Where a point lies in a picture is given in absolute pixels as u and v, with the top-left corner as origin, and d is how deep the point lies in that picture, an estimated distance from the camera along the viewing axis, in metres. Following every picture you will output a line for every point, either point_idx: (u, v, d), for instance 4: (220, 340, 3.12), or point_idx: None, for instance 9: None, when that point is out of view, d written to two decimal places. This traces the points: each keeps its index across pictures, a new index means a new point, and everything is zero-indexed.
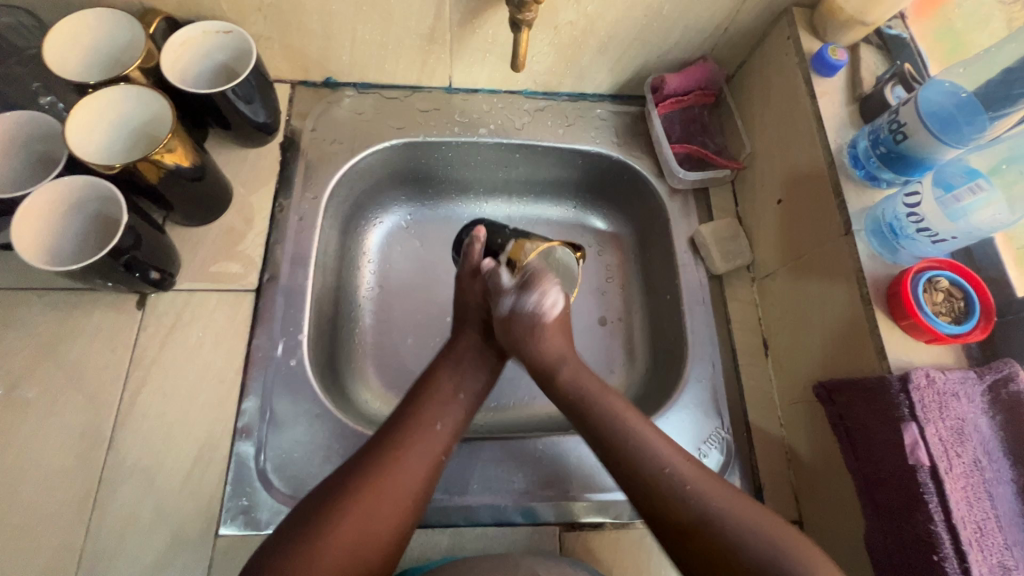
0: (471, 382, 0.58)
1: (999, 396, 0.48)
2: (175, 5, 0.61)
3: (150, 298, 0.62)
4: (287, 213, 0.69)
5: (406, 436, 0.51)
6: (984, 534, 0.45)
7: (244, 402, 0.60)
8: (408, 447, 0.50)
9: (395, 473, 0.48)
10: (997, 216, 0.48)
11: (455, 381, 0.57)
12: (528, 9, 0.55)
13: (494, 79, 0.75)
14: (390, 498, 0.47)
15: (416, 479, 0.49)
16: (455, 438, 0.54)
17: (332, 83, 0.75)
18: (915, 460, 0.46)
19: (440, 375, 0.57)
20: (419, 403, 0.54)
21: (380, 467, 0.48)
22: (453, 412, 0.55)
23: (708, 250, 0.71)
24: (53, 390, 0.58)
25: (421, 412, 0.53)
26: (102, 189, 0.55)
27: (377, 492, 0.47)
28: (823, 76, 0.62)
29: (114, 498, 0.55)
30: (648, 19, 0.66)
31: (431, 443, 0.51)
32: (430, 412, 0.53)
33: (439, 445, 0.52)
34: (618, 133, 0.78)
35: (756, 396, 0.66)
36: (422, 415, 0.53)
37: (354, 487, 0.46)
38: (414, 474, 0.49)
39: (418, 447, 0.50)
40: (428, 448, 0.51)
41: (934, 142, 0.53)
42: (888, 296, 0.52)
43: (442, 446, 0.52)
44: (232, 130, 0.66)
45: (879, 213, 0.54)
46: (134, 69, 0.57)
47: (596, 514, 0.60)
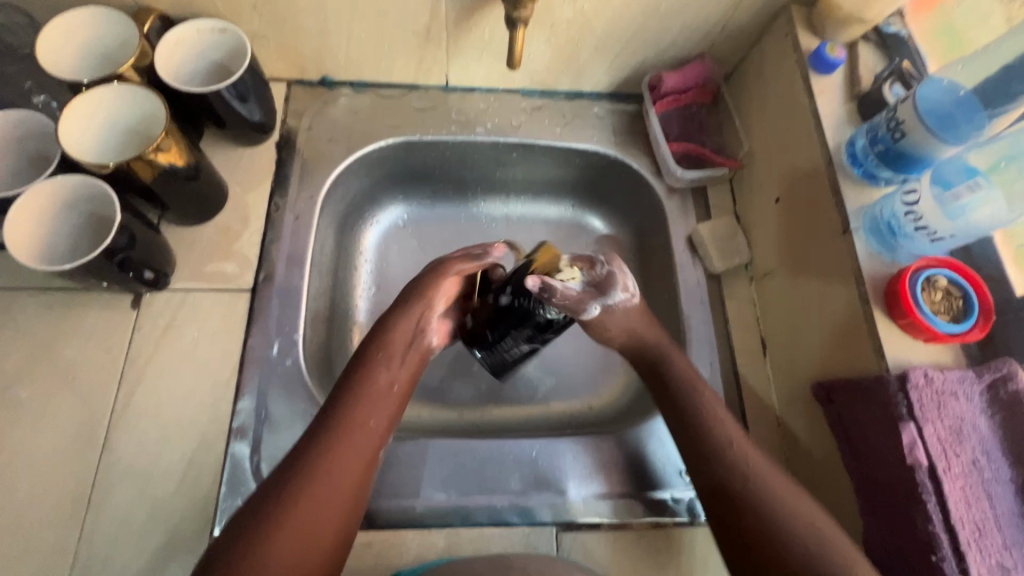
0: (402, 372, 0.56)
1: (999, 395, 0.48)
2: (169, 3, 0.60)
3: (145, 298, 0.62)
4: (283, 213, 0.68)
5: (336, 438, 0.49)
6: (983, 535, 0.44)
7: (238, 403, 0.60)
8: (340, 451, 0.48)
9: (328, 480, 0.47)
10: (994, 215, 0.49)
11: (387, 371, 0.55)
12: (523, 7, 0.55)
13: (491, 77, 0.75)
14: (326, 507, 0.46)
15: (350, 482, 0.48)
16: (387, 433, 0.53)
17: (328, 82, 0.75)
18: (912, 459, 0.46)
19: (373, 367, 0.55)
20: (349, 399, 0.52)
21: (313, 475, 0.46)
22: (385, 407, 0.53)
23: (706, 249, 0.71)
24: (47, 390, 0.58)
25: (353, 412, 0.51)
26: (95, 189, 0.55)
27: (314, 498, 0.46)
28: (822, 74, 0.62)
29: (108, 499, 0.55)
30: (644, 17, 0.66)
31: (363, 444, 0.50)
32: (362, 410, 0.51)
33: (372, 444, 0.51)
34: (616, 131, 0.77)
35: (755, 397, 0.66)
36: (354, 415, 0.51)
37: (288, 500, 0.45)
38: (350, 476, 0.48)
39: (345, 452, 0.49)
40: (360, 449, 0.50)
41: (933, 140, 0.52)
42: (886, 295, 0.52)
43: (374, 444, 0.51)
44: (227, 129, 0.66)
45: (877, 212, 0.54)
46: (128, 68, 0.56)
47: (594, 514, 0.60)
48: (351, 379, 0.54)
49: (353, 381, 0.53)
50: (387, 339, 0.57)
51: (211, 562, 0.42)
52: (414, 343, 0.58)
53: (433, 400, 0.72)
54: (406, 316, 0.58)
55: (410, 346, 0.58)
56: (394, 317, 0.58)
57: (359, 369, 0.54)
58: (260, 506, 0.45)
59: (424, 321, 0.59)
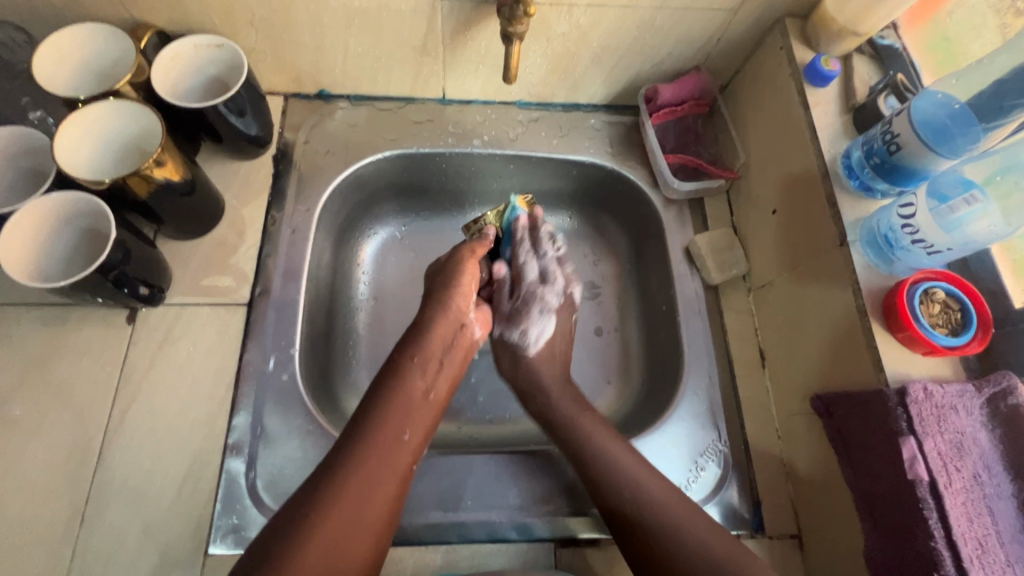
0: (440, 380, 0.58)
1: (998, 409, 0.47)
2: (166, 19, 0.60)
3: (141, 313, 0.62)
4: (280, 226, 0.68)
5: (372, 447, 0.49)
6: (986, 551, 0.44)
7: (234, 419, 0.59)
8: (376, 459, 0.49)
9: (364, 489, 0.47)
10: (992, 227, 0.48)
11: (422, 378, 0.56)
12: (519, 22, 0.55)
13: (488, 90, 0.75)
14: (361, 515, 0.46)
15: (385, 492, 0.48)
16: (422, 443, 0.54)
17: (325, 95, 0.75)
18: (913, 474, 0.46)
19: (410, 371, 0.56)
20: (385, 407, 0.52)
21: (348, 485, 0.47)
22: (422, 414, 0.54)
23: (703, 261, 0.71)
24: (41, 407, 0.57)
25: (390, 418, 0.52)
26: (90, 205, 0.54)
27: (353, 505, 0.46)
28: (817, 87, 0.62)
29: (101, 518, 0.54)
30: (640, 31, 0.66)
31: (397, 454, 0.50)
32: (397, 419, 0.52)
33: (406, 453, 0.51)
34: (612, 143, 0.77)
35: (754, 409, 0.65)
36: (391, 423, 0.51)
37: (320, 511, 0.45)
38: (388, 482, 0.49)
39: (384, 459, 0.49)
40: (395, 458, 0.50)
41: (928, 153, 0.52)
42: (884, 308, 0.52)
43: (409, 454, 0.51)
44: (224, 143, 0.66)
45: (873, 224, 0.54)
46: (125, 84, 0.57)
47: (593, 529, 0.59)
48: (386, 385, 0.54)
49: (390, 387, 0.54)
50: (424, 345, 0.58)
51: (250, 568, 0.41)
52: (451, 350, 0.60)
53: None
54: (445, 320, 0.60)
55: (447, 351, 0.60)
56: (433, 321, 0.60)
57: (396, 374, 0.55)
58: (289, 517, 0.44)
59: (462, 324, 0.62)
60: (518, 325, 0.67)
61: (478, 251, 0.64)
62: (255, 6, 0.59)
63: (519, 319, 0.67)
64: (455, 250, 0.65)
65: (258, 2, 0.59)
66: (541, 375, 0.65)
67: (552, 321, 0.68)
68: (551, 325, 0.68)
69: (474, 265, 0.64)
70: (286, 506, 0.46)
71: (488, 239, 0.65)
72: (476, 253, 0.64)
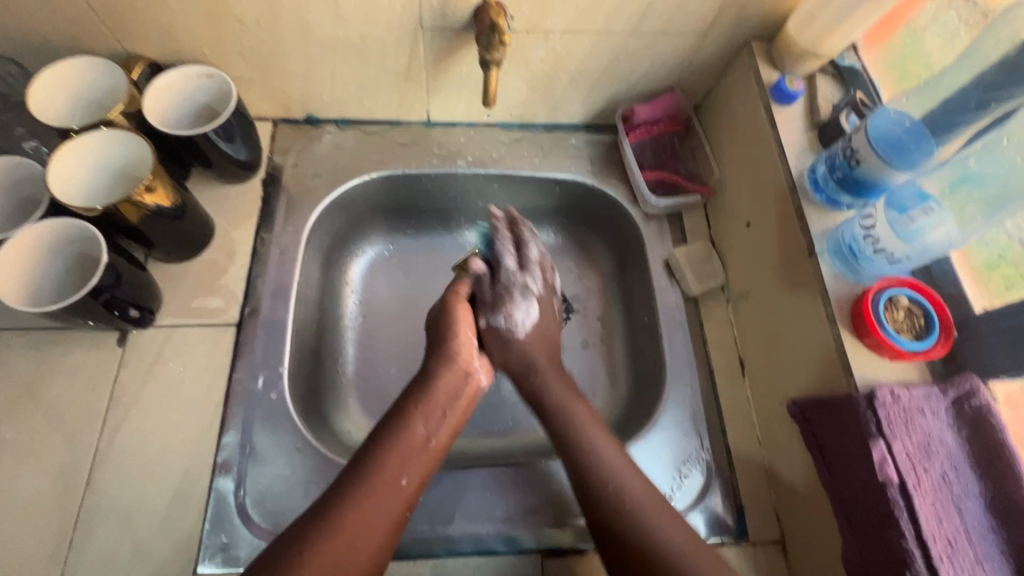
0: (442, 429, 0.57)
1: (963, 410, 0.49)
2: (158, 50, 0.63)
3: (132, 334, 0.63)
4: (269, 247, 0.70)
5: (367, 492, 0.50)
6: (955, 549, 0.45)
7: (224, 437, 0.60)
8: (370, 505, 0.49)
9: (354, 536, 0.47)
10: (948, 235, 0.51)
11: (423, 425, 0.56)
12: (496, 49, 0.58)
13: (471, 112, 0.77)
14: (347, 561, 0.46)
15: (375, 540, 0.48)
16: (420, 491, 0.53)
17: (313, 120, 0.77)
18: (884, 476, 0.47)
19: (413, 418, 0.56)
20: (383, 452, 0.53)
21: (334, 530, 0.47)
22: (421, 464, 0.54)
23: (682, 273, 0.73)
24: (31, 430, 0.58)
25: (386, 463, 0.52)
26: (82, 230, 0.56)
27: (340, 551, 0.46)
28: (782, 105, 0.65)
29: (91, 539, 0.55)
30: (615, 54, 0.69)
31: (392, 499, 0.51)
32: (395, 465, 0.52)
33: (402, 502, 0.51)
34: (593, 160, 0.80)
35: (735, 417, 0.67)
36: (386, 470, 0.51)
37: (309, 550, 0.45)
38: (376, 530, 0.49)
39: (376, 505, 0.50)
40: (390, 506, 0.50)
41: (886, 167, 0.55)
42: (852, 315, 0.54)
43: (405, 502, 0.51)
44: (214, 168, 0.68)
45: (839, 235, 0.57)
46: (117, 113, 0.59)
47: (579, 539, 0.60)
48: (388, 429, 0.55)
49: (391, 432, 0.54)
50: (426, 393, 0.58)
51: None
52: (455, 400, 0.59)
53: None
54: (450, 370, 0.60)
55: (452, 403, 0.59)
56: (439, 372, 0.60)
57: (398, 419, 0.56)
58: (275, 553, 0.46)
59: (466, 374, 0.61)
60: (501, 310, 0.65)
61: (463, 292, 0.66)
62: (243, 37, 0.62)
63: (502, 304, 0.65)
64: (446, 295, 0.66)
65: (246, 34, 0.61)
66: (532, 353, 0.65)
67: (536, 306, 0.67)
68: (534, 310, 0.67)
69: (467, 310, 0.65)
70: (279, 539, 0.47)
71: (472, 272, 0.67)
72: (463, 296, 0.66)
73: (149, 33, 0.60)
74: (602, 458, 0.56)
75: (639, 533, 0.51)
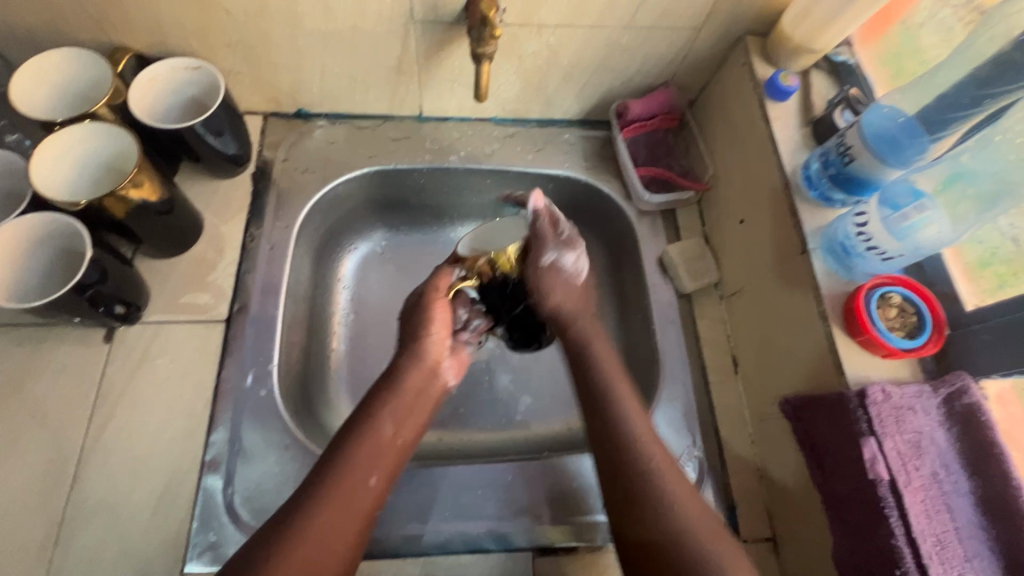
0: (409, 425, 0.56)
1: (954, 408, 0.49)
2: (145, 42, 0.62)
3: (118, 331, 0.62)
4: (258, 243, 0.69)
5: (336, 493, 0.48)
6: (945, 548, 0.45)
7: (212, 434, 0.60)
8: (340, 505, 0.48)
9: (325, 536, 0.46)
10: (941, 233, 0.51)
11: (392, 425, 0.54)
12: (488, 43, 0.57)
13: (463, 107, 0.77)
14: (315, 568, 0.45)
15: (347, 540, 0.47)
16: (387, 489, 0.52)
17: (304, 114, 0.76)
18: (874, 474, 0.47)
19: (381, 413, 0.55)
20: (350, 451, 0.51)
21: (302, 536, 0.45)
22: (387, 461, 0.52)
23: (676, 270, 0.73)
24: (16, 428, 0.57)
25: (351, 463, 0.50)
26: (67, 225, 0.55)
27: (306, 558, 0.45)
28: (777, 101, 0.65)
29: (76, 538, 0.54)
30: (609, 49, 0.68)
31: (360, 499, 0.49)
32: (362, 464, 0.50)
33: (370, 501, 0.50)
34: (587, 156, 0.79)
35: (728, 414, 0.67)
36: (351, 470, 0.50)
37: (281, 552, 0.44)
38: (344, 534, 0.47)
39: (342, 507, 0.48)
40: (358, 507, 0.49)
41: (879, 164, 0.54)
42: (844, 313, 0.54)
43: (373, 501, 0.50)
44: (202, 162, 0.67)
45: (832, 233, 0.56)
46: (102, 107, 0.58)
47: (570, 538, 0.60)
48: (355, 427, 0.53)
49: (360, 431, 0.52)
50: (396, 389, 0.57)
51: None
52: (423, 397, 0.58)
53: None
54: (417, 367, 0.59)
55: (419, 398, 0.58)
56: (406, 367, 0.58)
57: (364, 417, 0.54)
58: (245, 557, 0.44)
59: (435, 371, 0.60)
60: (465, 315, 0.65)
61: (444, 286, 0.62)
62: (231, 29, 0.61)
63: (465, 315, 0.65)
64: (422, 290, 0.62)
65: (235, 25, 0.60)
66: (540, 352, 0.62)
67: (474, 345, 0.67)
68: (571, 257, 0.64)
69: (445, 310, 0.62)
70: (250, 541, 0.46)
71: (451, 275, 0.62)
72: (444, 291, 0.62)
73: (135, 24, 0.59)
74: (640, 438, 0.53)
75: (655, 518, 0.49)
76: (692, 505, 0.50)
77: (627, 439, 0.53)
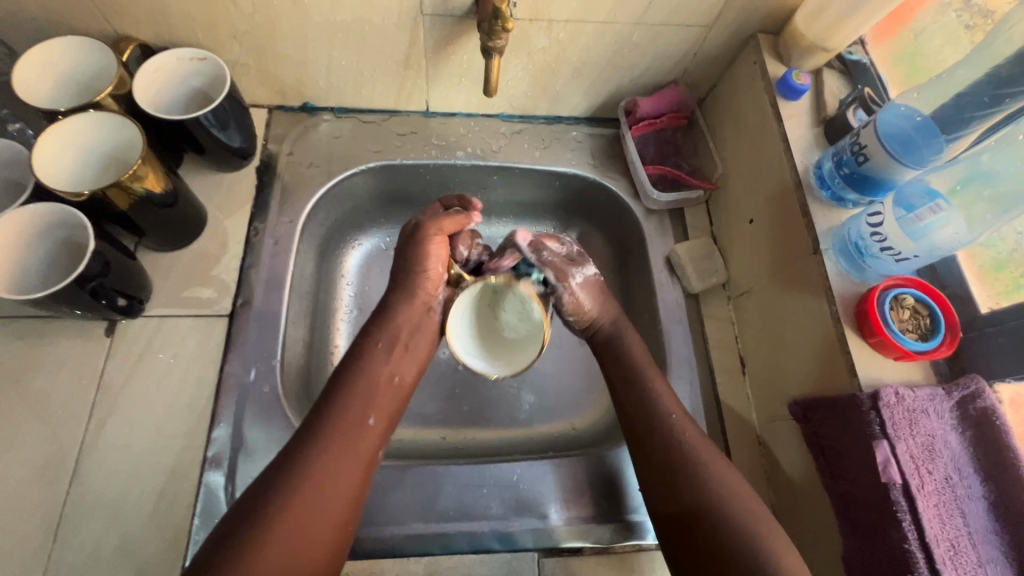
0: (405, 364, 0.57)
1: (968, 412, 0.49)
2: (150, 32, 0.61)
3: (120, 325, 0.61)
4: (263, 237, 0.68)
5: (336, 436, 0.49)
6: (958, 552, 0.45)
7: (214, 430, 0.59)
8: (341, 446, 0.49)
9: (328, 477, 0.47)
10: (957, 235, 0.50)
11: (385, 363, 0.55)
12: (498, 37, 0.56)
13: (471, 103, 0.76)
14: (322, 504, 0.46)
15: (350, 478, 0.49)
16: (387, 430, 0.53)
17: (310, 108, 0.75)
18: (887, 478, 0.46)
19: (376, 355, 0.55)
20: (347, 392, 0.52)
21: (306, 475, 0.47)
22: (386, 401, 0.54)
23: (683, 269, 0.72)
24: (15, 422, 0.56)
25: (349, 405, 0.51)
26: (69, 216, 0.54)
27: (311, 495, 0.46)
28: (788, 100, 0.64)
29: (76, 533, 0.53)
30: (619, 45, 0.68)
31: (361, 439, 0.50)
32: (360, 406, 0.52)
33: (371, 440, 0.51)
34: (594, 154, 0.79)
35: (735, 415, 0.66)
36: (350, 410, 0.51)
37: (280, 503, 0.45)
38: (346, 473, 0.48)
39: (343, 445, 0.49)
40: (359, 446, 0.50)
41: (895, 163, 0.54)
42: (856, 314, 0.53)
43: (374, 440, 0.51)
44: (207, 154, 0.66)
45: (845, 233, 0.56)
46: (106, 96, 0.57)
47: (576, 538, 0.59)
48: (350, 371, 0.54)
49: (352, 377, 0.53)
50: (388, 327, 0.57)
51: (212, 556, 0.42)
52: (416, 334, 0.58)
53: (417, 422, 0.71)
54: (410, 305, 0.59)
55: (413, 336, 0.58)
56: (398, 306, 0.58)
57: (359, 360, 0.55)
58: (240, 515, 0.44)
59: (428, 307, 0.60)
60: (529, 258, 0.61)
61: (446, 228, 0.60)
62: (237, 20, 0.60)
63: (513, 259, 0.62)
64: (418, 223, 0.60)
65: (241, 16, 0.60)
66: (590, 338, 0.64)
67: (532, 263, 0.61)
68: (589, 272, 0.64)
69: (440, 245, 0.60)
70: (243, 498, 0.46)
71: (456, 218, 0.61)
72: (444, 232, 0.60)
73: (140, 14, 0.58)
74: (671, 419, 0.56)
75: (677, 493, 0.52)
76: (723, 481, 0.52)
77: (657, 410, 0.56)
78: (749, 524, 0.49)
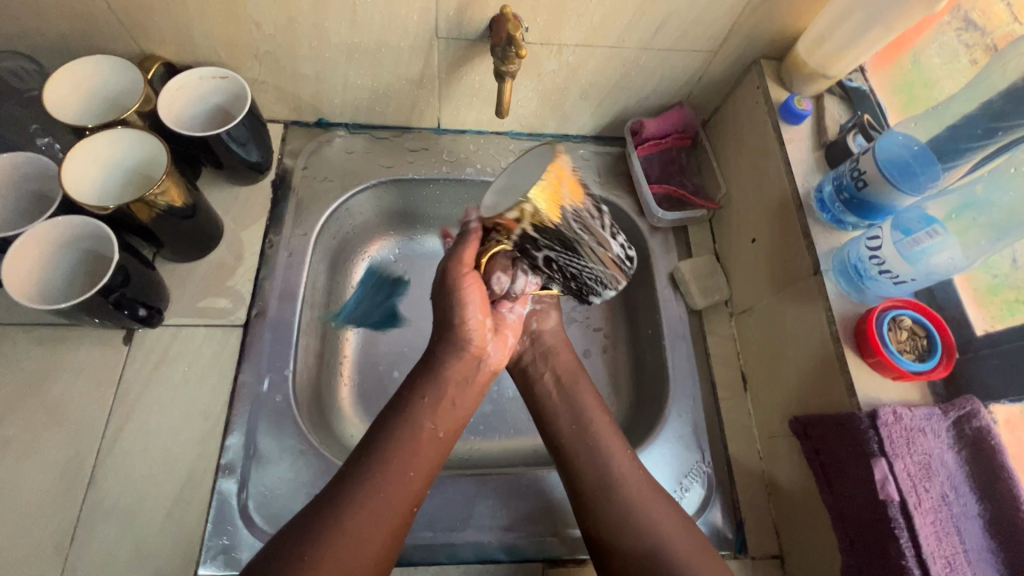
0: (451, 419, 0.56)
1: (964, 431, 0.50)
2: (174, 51, 0.63)
3: (138, 333, 0.63)
4: (277, 250, 0.70)
5: (373, 490, 0.49)
6: (954, 570, 0.46)
7: (227, 439, 0.60)
8: (378, 503, 0.49)
9: (359, 530, 0.47)
10: (953, 259, 0.52)
11: (431, 419, 0.54)
12: (511, 62, 0.59)
13: (481, 121, 0.78)
14: (351, 561, 0.46)
15: (382, 539, 0.48)
16: (426, 484, 0.53)
17: (324, 123, 0.77)
18: (885, 495, 0.48)
19: (421, 408, 0.55)
20: (391, 443, 0.52)
21: (340, 528, 0.46)
22: (430, 457, 0.53)
23: (687, 286, 0.74)
24: (34, 427, 0.58)
25: (393, 461, 0.51)
26: (97, 229, 0.56)
27: (343, 549, 0.46)
28: (790, 125, 0.66)
29: (92, 537, 0.54)
30: (626, 69, 0.70)
31: (399, 495, 0.50)
32: (402, 461, 0.51)
33: (410, 495, 0.51)
34: (600, 172, 0.81)
35: (736, 430, 0.67)
36: (393, 465, 0.50)
37: (315, 554, 0.45)
38: (377, 525, 0.48)
39: (380, 501, 0.49)
40: (397, 503, 0.49)
41: (891, 188, 0.56)
42: (855, 333, 0.55)
43: (412, 498, 0.51)
44: (225, 169, 0.68)
45: (845, 255, 0.57)
46: (133, 112, 0.59)
47: (581, 550, 0.61)
48: (396, 423, 0.53)
49: (397, 428, 0.53)
50: (438, 379, 0.56)
51: None
52: (466, 386, 0.58)
53: None
54: (460, 356, 0.58)
55: (461, 388, 0.57)
56: (447, 358, 0.57)
57: (404, 412, 0.54)
58: (273, 557, 0.45)
59: (479, 359, 0.59)
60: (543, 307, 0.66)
61: (470, 261, 0.55)
62: (258, 41, 0.62)
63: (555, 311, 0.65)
64: (446, 266, 0.56)
65: (263, 38, 0.62)
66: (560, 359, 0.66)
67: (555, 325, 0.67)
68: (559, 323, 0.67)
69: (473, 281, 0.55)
70: (276, 540, 0.46)
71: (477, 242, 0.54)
72: (471, 265, 0.55)
73: (166, 34, 0.60)
74: (615, 467, 0.57)
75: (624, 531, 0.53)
76: (666, 519, 0.54)
77: (605, 460, 0.57)
78: (673, 544, 0.52)
